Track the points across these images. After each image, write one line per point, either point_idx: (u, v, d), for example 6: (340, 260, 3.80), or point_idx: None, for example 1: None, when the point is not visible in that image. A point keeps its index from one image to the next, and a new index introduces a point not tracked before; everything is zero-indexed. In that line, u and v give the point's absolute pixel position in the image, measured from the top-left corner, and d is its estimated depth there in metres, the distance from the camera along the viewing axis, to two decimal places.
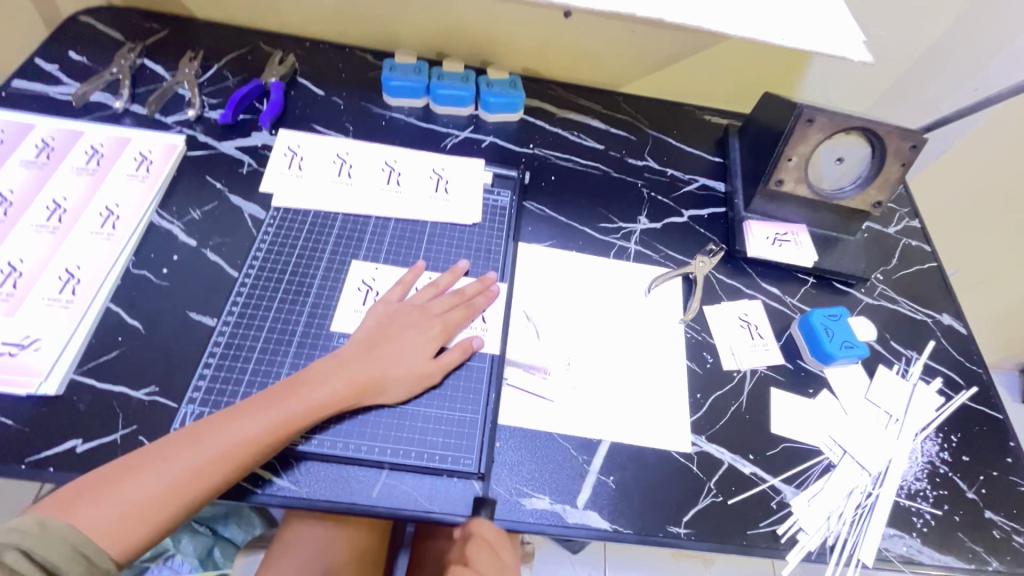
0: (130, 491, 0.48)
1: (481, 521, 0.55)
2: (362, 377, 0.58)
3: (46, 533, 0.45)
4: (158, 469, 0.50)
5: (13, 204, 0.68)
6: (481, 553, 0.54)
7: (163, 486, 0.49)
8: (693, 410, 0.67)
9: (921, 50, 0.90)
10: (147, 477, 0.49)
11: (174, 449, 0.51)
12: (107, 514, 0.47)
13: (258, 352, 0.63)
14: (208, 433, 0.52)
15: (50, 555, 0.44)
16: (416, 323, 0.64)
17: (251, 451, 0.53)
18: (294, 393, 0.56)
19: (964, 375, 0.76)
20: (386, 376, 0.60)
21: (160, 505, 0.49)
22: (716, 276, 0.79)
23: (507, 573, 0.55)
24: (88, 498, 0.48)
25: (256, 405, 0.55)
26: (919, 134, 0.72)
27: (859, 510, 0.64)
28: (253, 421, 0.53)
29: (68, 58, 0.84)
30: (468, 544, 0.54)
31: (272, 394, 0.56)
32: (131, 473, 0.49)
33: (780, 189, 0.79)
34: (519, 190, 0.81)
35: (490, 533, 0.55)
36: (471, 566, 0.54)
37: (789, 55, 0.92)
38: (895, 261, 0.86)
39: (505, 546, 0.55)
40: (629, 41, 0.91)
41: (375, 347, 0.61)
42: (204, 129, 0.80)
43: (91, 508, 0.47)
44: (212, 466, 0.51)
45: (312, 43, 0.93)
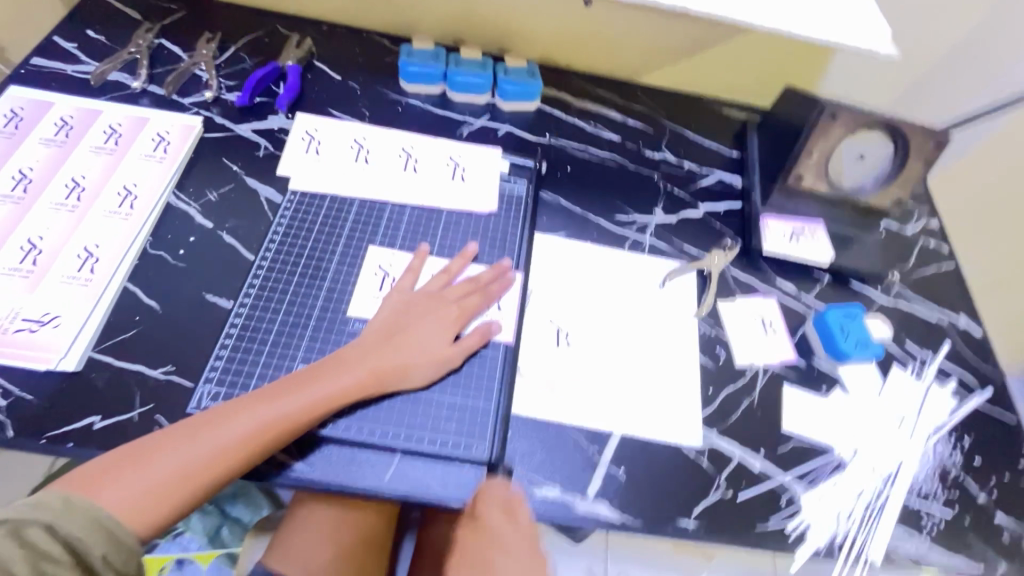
0: (151, 472, 0.49)
1: (494, 480, 0.57)
2: (383, 365, 0.59)
3: (70, 509, 0.45)
4: (180, 450, 0.50)
5: (33, 180, 0.68)
6: (493, 510, 0.54)
7: (185, 467, 0.50)
8: (705, 405, 0.67)
9: (946, 48, 0.88)
10: (169, 459, 0.50)
11: (196, 431, 0.52)
12: (129, 491, 0.48)
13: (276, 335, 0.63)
14: (228, 417, 0.53)
15: (75, 529, 0.45)
16: (434, 310, 0.64)
17: (272, 435, 0.53)
18: (313, 381, 0.56)
19: (979, 378, 0.75)
20: (404, 364, 0.60)
21: (181, 485, 0.50)
22: (731, 272, 0.78)
23: (518, 539, 0.53)
24: (112, 474, 0.48)
25: (277, 390, 0.55)
26: (944, 132, 0.71)
27: (869, 509, 0.64)
28: (274, 407, 0.54)
29: (85, 37, 0.84)
30: (480, 500, 0.55)
31: (292, 380, 0.56)
32: (154, 452, 0.50)
33: (798, 185, 0.79)
34: (535, 180, 0.80)
35: (504, 492, 0.56)
36: (482, 521, 0.54)
37: (812, 48, 0.90)
38: (912, 260, 0.85)
39: (519, 508, 0.55)
40: (650, 32, 0.90)
41: (393, 336, 0.61)
42: (221, 111, 0.80)
43: (114, 487, 0.48)
44: (234, 448, 0.52)
45: (329, 26, 0.93)
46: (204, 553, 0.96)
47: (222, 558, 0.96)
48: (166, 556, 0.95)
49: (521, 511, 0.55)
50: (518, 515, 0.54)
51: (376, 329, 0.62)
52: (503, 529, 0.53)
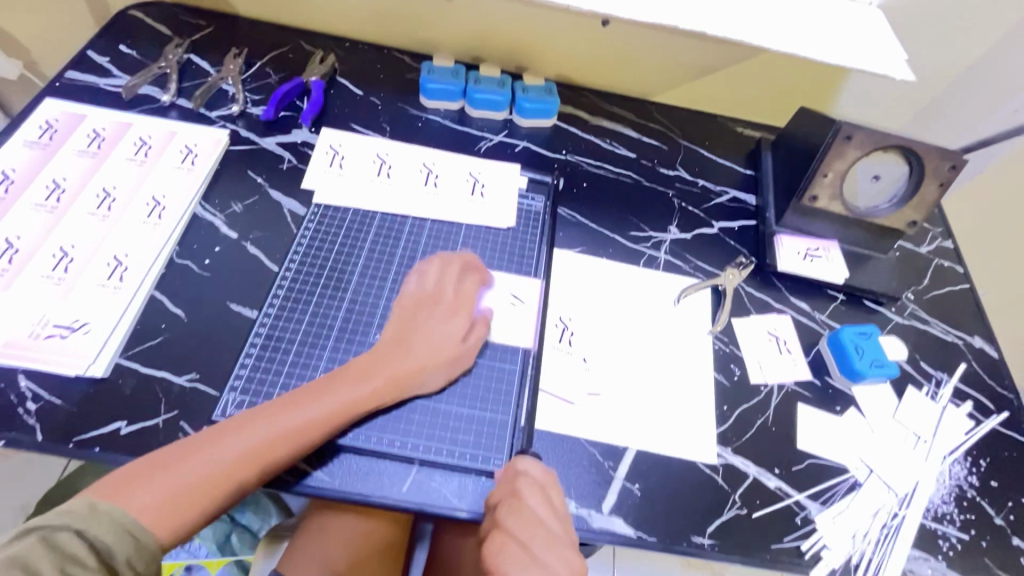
0: (178, 477, 0.50)
1: (529, 459, 0.58)
2: (403, 372, 0.60)
3: (97, 514, 0.46)
4: (207, 455, 0.51)
5: (67, 190, 0.70)
6: (532, 488, 0.55)
7: (212, 472, 0.51)
8: (719, 422, 0.68)
9: (960, 70, 0.89)
10: (195, 464, 0.51)
11: (221, 437, 0.53)
12: (157, 495, 0.49)
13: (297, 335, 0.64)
14: (251, 423, 0.54)
15: (102, 533, 0.45)
16: (454, 319, 0.65)
17: (295, 440, 0.54)
18: (333, 388, 0.57)
19: (996, 400, 0.75)
20: (422, 373, 0.61)
21: (206, 489, 0.50)
22: (745, 289, 0.79)
23: (555, 519, 0.54)
24: (141, 480, 0.49)
25: (299, 397, 0.56)
26: (960, 154, 0.71)
27: (885, 530, 0.64)
28: (298, 414, 0.55)
29: (118, 51, 0.87)
30: (520, 477, 0.56)
31: (311, 389, 0.57)
32: (181, 457, 0.51)
33: (814, 205, 0.79)
34: (553, 196, 0.82)
35: (539, 474, 0.57)
36: (523, 498, 0.54)
37: (826, 70, 0.91)
38: (926, 281, 0.85)
39: (553, 490, 0.56)
40: (665, 52, 0.92)
41: (412, 344, 0.62)
42: (246, 124, 0.82)
43: (140, 491, 0.48)
44: (260, 453, 0.53)
45: (351, 43, 0.95)
46: (213, 561, 0.97)
47: (231, 565, 0.97)
48: (175, 562, 0.95)
49: (554, 493, 0.56)
50: (551, 497, 0.56)
51: (397, 335, 0.64)
52: (543, 510, 0.54)
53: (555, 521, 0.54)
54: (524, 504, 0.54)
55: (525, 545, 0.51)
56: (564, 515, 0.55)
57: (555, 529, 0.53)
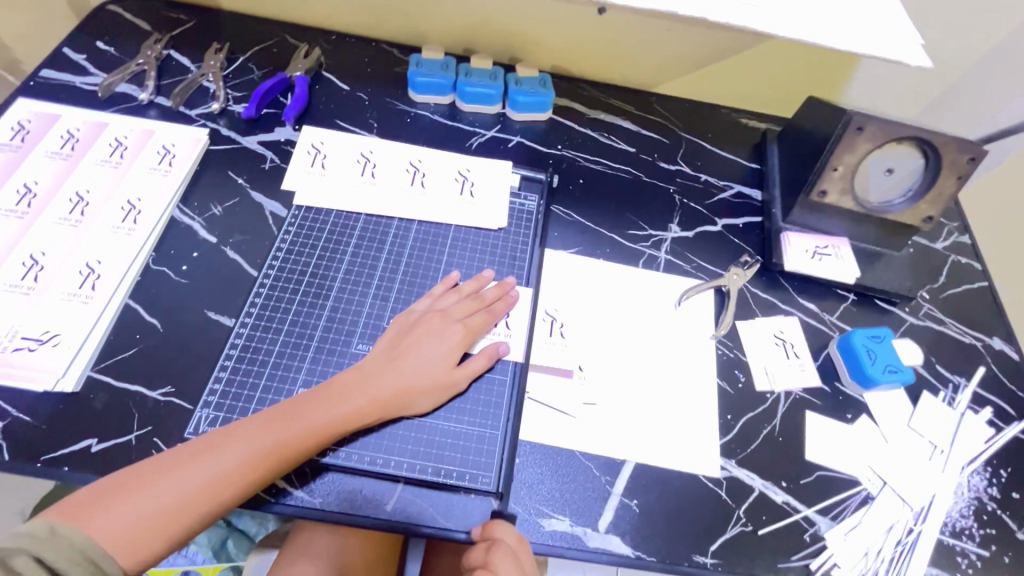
0: (144, 500, 0.47)
1: (504, 525, 0.53)
2: (386, 389, 0.57)
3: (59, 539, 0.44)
4: (175, 478, 0.48)
5: (38, 195, 0.67)
6: (505, 561, 0.51)
7: (181, 495, 0.48)
8: (723, 432, 0.64)
9: (979, 55, 0.84)
10: (162, 487, 0.48)
11: (192, 459, 0.50)
12: (121, 520, 0.46)
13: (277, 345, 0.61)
14: (224, 443, 0.51)
15: (59, 560, 0.43)
16: (439, 329, 0.61)
17: (272, 462, 0.51)
18: (313, 406, 0.54)
19: (1017, 406, 0.71)
20: (409, 388, 0.58)
21: (174, 513, 0.48)
22: (750, 290, 0.75)
23: None
24: (105, 505, 0.46)
25: (277, 414, 0.53)
26: (979, 145, 0.67)
27: (900, 547, 0.60)
28: (274, 434, 0.52)
29: (95, 48, 0.84)
30: (492, 548, 0.51)
31: (290, 406, 0.54)
32: (149, 480, 0.48)
33: (823, 200, 0.75)
34: (547, 194, 0.78)
35: (514, 540, 0.52)
36: (495, 573, 0.50)
37: (835, 57, 0.86)
38: (942, 279, 0.81)
39: (528, 554, 0.53)
40: (666, 40, 0.87)
41: (397, 357, 0.59)
42: (227, 123, 0.79)
43: (104, 515, 0.46)
44: (233, 475, 0.50)
45: (337, 36, 0.91)
46: (209, 566, 0.95)
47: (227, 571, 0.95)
48: (171, 568, 0.93)
49: (527, 560, 0.53)
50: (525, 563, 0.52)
51: (380, 348, 0.60)
52: None
53: None
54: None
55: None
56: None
57: None
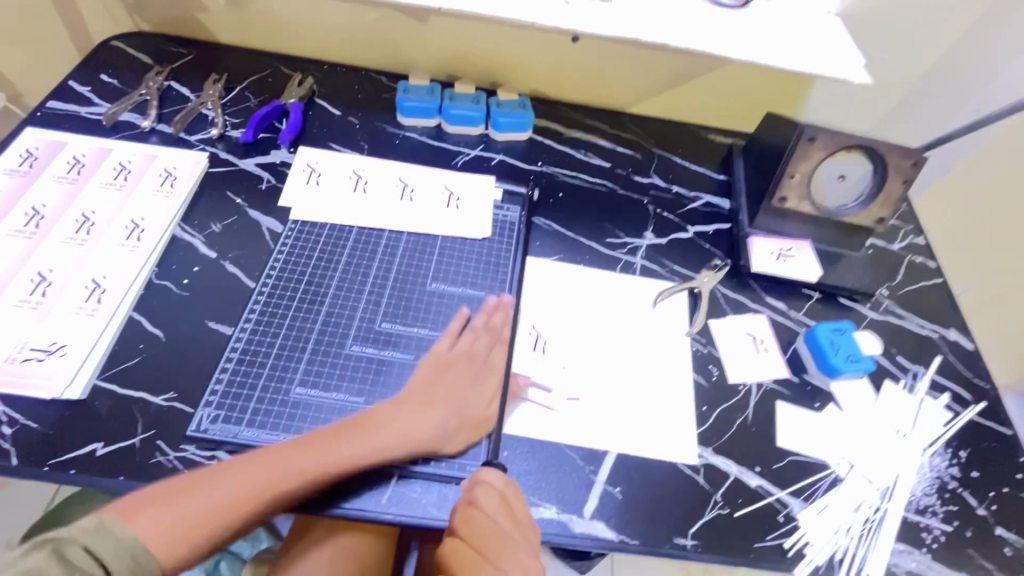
0: (188, 506, 0.49)
1: (488, 468, 0.58)
2: (425, 429, 0.60)
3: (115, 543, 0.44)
4: (216, 487, 0.51)
5: (46, 217, 0.71)
6: (489, 496, 0.55)
7: (222, 507, 0.50)
8: (699, 422, 0.68)
9: (919, 73, 0.92)
10: (204, 496, 0.50)
11: (236, 473, 0.52)
12: (162, 523, 0.47)
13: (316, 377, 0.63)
14: (264, 462, 0.53)
15: (106, 553, 0.44)
16: (468, 372, 0.65)
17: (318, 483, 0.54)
18: (354, 433, 0.57)
19: (972, 391, 0.76)
20: (445, 427, 0.61)
21: (215, 522, 0.49)
22: (721, 291, 0.80)
23: (512, 528, 0.54)
24: (153, 509, 0.48)
25: (316, 439, 0.56)
26: (920, 151, 0.74)
27: (868, 524, 0.64)
28: (319, 455, 0.55)
29: (99, 80, 0.89)
30: (476, 486, 0.56)
31: (332, 430, 0.57)
32: (194, 490, 0.50)
33: (783, 206, 0.81)
34: (528, 206, 0.83)
35: (497, 480, 0.57)
36: (478, 506, 0.54)
37: (791, 76, 0.94)
38: (899, 276, 0.87)
39: (513, 496, 0.56)
40: (635, 65, 0.94)
41: (436, 392, 0.62)
42: (226, 147, 0.84)
43: (151, 516, 0.47)
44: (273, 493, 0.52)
45: (329, 66, 0.97)
46: None
47: None
48: None
49: (513, 500, 0.56)
50: (513, 506, 0.56)
51: (423, 374, 0.64)
52: (499, 517, 0.54)
53: (513, 528, 0.54)
54: (478, 511, 0.54)
55: (490, 572, 0.52)
56: (530, 530, 0.55)
57: (511, 536, 0.54)
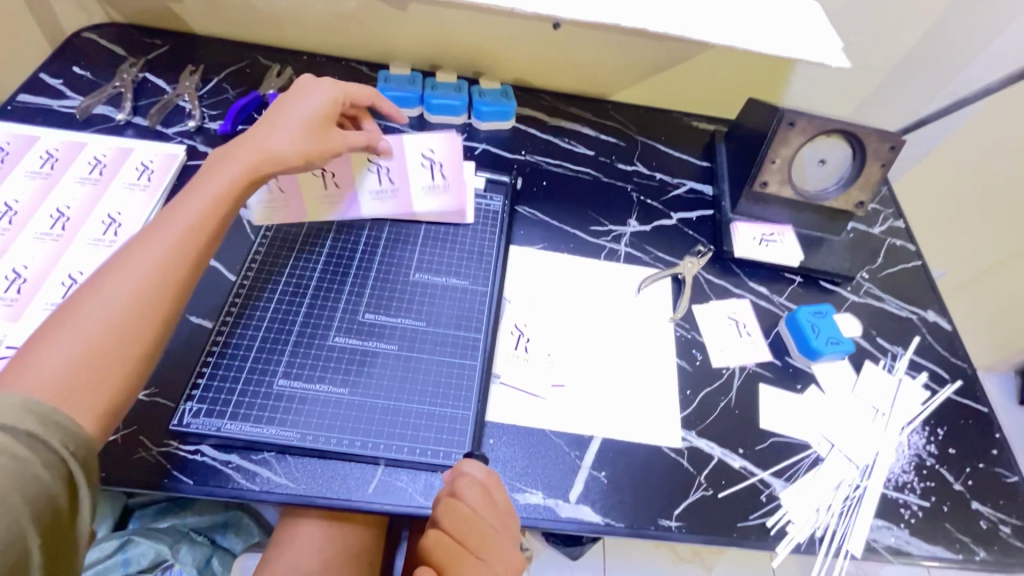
0: (61, 349, 0.47)
1: (471, 461, 0.56)
2: (274, 158, 0.63)
3: (24, 408, 0.41)
4: (84, 322, 0.48)
5: (19, 213, 0.70)
6: (472, 490, 0.54)
7: (98, 325, 0.49)
8: (683, 406, 0.69)
9: (898, 58, 0.93)
10: (70, 339, 0.47)
11: (110, 274, 0.52)
12: (47, 367, 0.45)
13: (223, 157, 0.62)
14: (122, 275, 0.52)
15: (25, 421, 0.40)
16: (286, 116, 0.66)
17: (193, 243, 0.56)
18: (165, 223, 0.56)
19: (950, 370, 0.77)
20: (280, 151, 0.63)
21: (102, 348, 0.48)
22: (704, 276, 0.81)
23: (495, 519, 0.54)
24: (29, 359, 0.46)
25: (144, 241, 0.54)
26: (898, 135, 0.74)
27: (848, 501, 0.65)
28: (149, 242, 0.54)
29: (72, 73, 0.87)
30: (459, 479, 0.55)
31: (141, 237, 0.55)
32: (87, 297, 0.50)
33: (765, 190, 0.82)
34: (511, 195, 0.83)
35: (480, 472, 0.56)
36: (462, 500, 0.53)
37: (772, 62, 0.94)
38: (880, 260, 0.88)
39: (495, 487, 0.56)
40: (618, 52, 0.94)
41: (246, 162, 0.62)
42: (204, 140, 0.83)
43: (29, 367, 0.45)
44: (181, 288, 0.54)
45: (309, 56, 0.96)
46: None
47: None
48: None
49: (496, 491, 0.56)
50: (494, 497, 0.55)
51: (273, 139, 0.64)
52: (483, 509, 0.54)
53: (497, 520, 0.54)
54: (463, 505, 0.53)
55: (473, 562, 0.53)
56: (510, 518, 0.56)
57: (494, 528, 0.54)
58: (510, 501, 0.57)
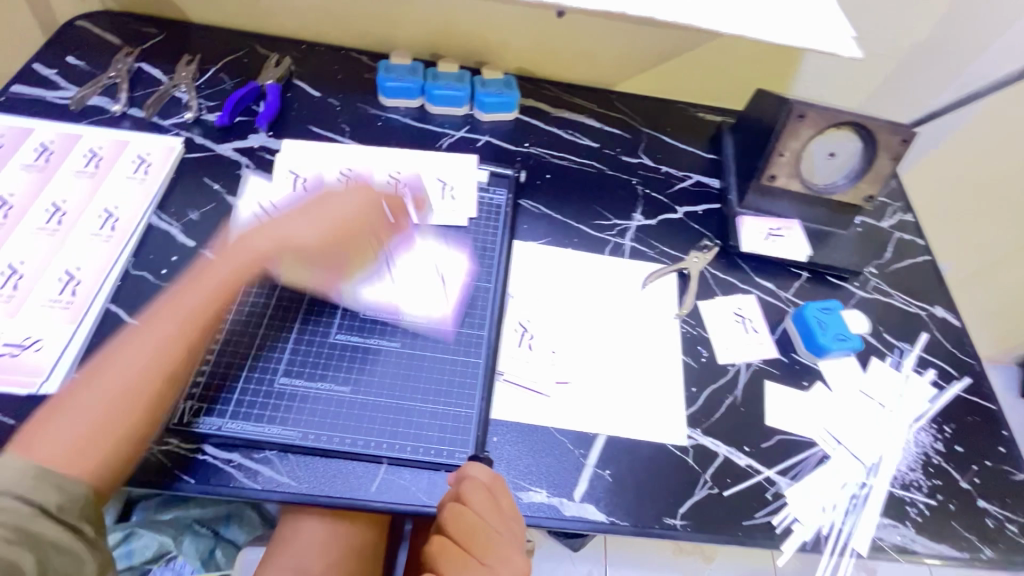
0: (70, 422, 0.50)
1: (475, 464, 0.57)
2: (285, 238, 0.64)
3: (33, 477, 0.46)
4: (89, 400, 0.51)
5: (14, 207, 0.69)
6: (478, 494, 0.54)
7: (102, 404, 0.51)
8: (688, 404, 0.68)
9: (910, 47, 0.91)
10: (77, 413, 0.51)
11: (120, 354, 0.55)
12: (58, 441, 0.49)
13: (235, 244, 0.63)
14: (132, 355, 0.54)
15: (28, 487, 0.45)
16: (308, 208, 0.66)
17: (195, 331, 0.57)
18: (176, 303, 0.59)
19: (958, 367, 0.76)
20: (289, 234, 0.64)
21: (103, 426, 0.51)
22: (710, 271, 0.80)
23: (500, 522, 0.55)
24: (42, 432, 0.49)
25: (152, 322, 0.57)
26: (909, 128, 0.72)
27: (853, 500, 0.65)
28: (154, 324, 0.57)
29: (66, 63, 0.85)
30: (464, 483, 0.55)
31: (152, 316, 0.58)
32: (95, 376, 0.53)
33: (772, 184, 0.80)
34: (514, 188, 0.81)
35: (485, 475, 0.56)
36: (467, 505, 0.54)
37: (781, 52, 0.92)
38: (888, 254, 0.86)
39: (500, 489, 0.56)
40: (623, 41, 0.92)
41: (254, 242, 0.63)
42: (202, 131, 0.81)
43: (41, 439, 0.49)
44: (182, 371, 0.56)
45: (308, 45, 0.94)
46: None
47: None
48: None
49: (501, 492, 0.56)
50: (499, 500, 0.55)
51: (289, 227, 0.64)
52: (488, 512, 0.54)
53: (502, 522, 0.55)
54: (468, 510, 0.54)
55: (477, 566, 0.54)
56: (514, 521, 0.56)
57: (499, 532, 0.55)
58: (515, 502, 0.57)
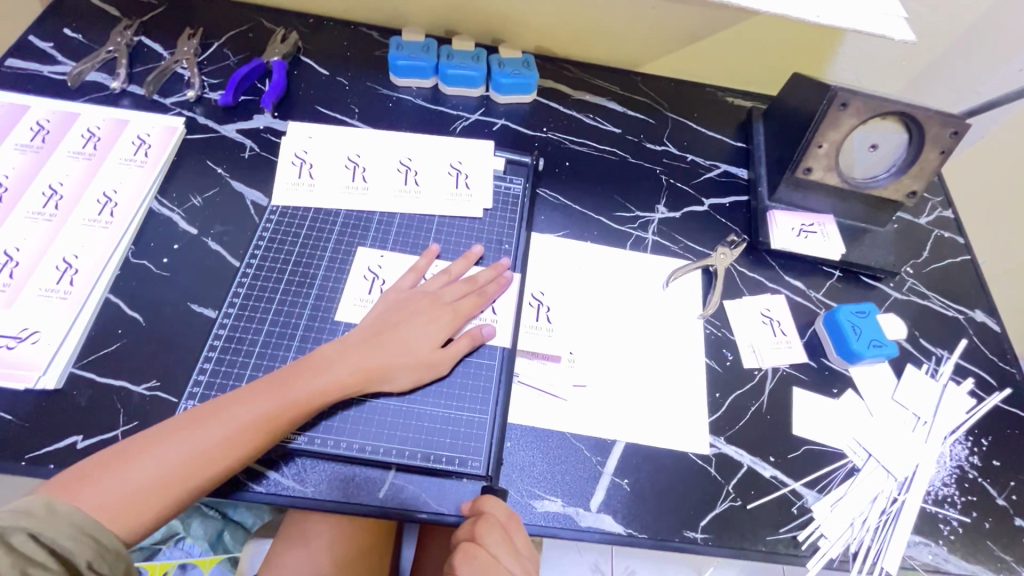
0: (129, 476, 0.47)
1: (492, 498, 0.53)
2: (365, 368, 0.57)
3: (79, 531, 0.44)
4: (153, 458, 0.48)
5: (9, 189, 0.65)
6: (494, 533, 0.51)
7: (164, 472, 0.48)
8: (712, 410, 0.65)
9: (962, 29, 0.84)
10: (140, 469, 0.48)
11: (195, 419, 0.51)
12: (109, 495, 0.47)
13: (380, 326, 0.60)
14: (209, 421, 0.51)
15: (57, 536, 0.43)
16: (425, 313, 0.61)
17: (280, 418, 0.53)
18: (295, 380, 0.54)
19: (997, 376, 0.72)
20: (388, 365, 0.58)
21: (158, 491, 0.48)
22: (737, 268, 0.75)
23: (517, 564, 0.52)
24: (101, 477, 0.47)
25: (255, 391, 0.53)
26: (962, 119, 0.67)
27: (884, 516, 0.62)
28: (266, 395, 0.53)
29: (62, 36, 0.81)
30: (480, 522, 0.52)
31: (263, 384, 0.54)
32: (166, 436, 0.50)
33: (807, 177, 0.75)
34: (532, 177, 0.77)
35: (502, 513, 0.52)
36: (482, 545, 0.51)
37: (821, 32, 0.86)
38: (926, 254, 0.81)
39: (516, 527, 0.53)
40: (650, 18, 0.86)
41: (382, 334, 0.59)
42: (204, 111, 0.77)
43: (95, 490, 0.46)
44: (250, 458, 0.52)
45: (315, 19, 0.89)
46: (206, 559, 0.90)
47: (224, 563, 0.90)
48: (167, 563, 0.89)
49: (516, 532, 0.53)
50: (516, 539, 0.52)
51: (415, 336, 0.60)
52: (503, 554, 0.51)
53: (518, 564, 0.52)
54: (483, 551, 0.51)
55: None
56: (528, 559, 0.53)
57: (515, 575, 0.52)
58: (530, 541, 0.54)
